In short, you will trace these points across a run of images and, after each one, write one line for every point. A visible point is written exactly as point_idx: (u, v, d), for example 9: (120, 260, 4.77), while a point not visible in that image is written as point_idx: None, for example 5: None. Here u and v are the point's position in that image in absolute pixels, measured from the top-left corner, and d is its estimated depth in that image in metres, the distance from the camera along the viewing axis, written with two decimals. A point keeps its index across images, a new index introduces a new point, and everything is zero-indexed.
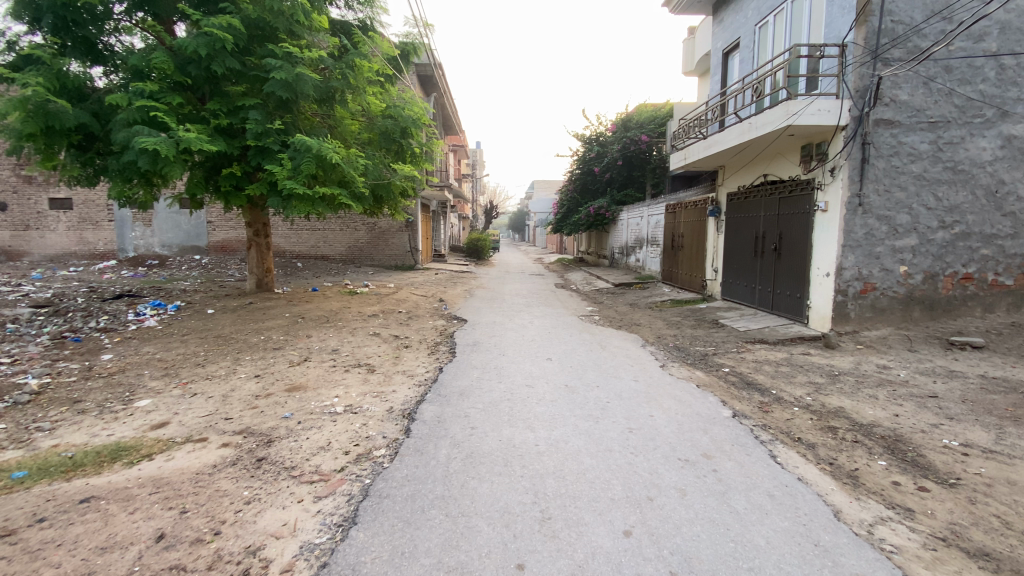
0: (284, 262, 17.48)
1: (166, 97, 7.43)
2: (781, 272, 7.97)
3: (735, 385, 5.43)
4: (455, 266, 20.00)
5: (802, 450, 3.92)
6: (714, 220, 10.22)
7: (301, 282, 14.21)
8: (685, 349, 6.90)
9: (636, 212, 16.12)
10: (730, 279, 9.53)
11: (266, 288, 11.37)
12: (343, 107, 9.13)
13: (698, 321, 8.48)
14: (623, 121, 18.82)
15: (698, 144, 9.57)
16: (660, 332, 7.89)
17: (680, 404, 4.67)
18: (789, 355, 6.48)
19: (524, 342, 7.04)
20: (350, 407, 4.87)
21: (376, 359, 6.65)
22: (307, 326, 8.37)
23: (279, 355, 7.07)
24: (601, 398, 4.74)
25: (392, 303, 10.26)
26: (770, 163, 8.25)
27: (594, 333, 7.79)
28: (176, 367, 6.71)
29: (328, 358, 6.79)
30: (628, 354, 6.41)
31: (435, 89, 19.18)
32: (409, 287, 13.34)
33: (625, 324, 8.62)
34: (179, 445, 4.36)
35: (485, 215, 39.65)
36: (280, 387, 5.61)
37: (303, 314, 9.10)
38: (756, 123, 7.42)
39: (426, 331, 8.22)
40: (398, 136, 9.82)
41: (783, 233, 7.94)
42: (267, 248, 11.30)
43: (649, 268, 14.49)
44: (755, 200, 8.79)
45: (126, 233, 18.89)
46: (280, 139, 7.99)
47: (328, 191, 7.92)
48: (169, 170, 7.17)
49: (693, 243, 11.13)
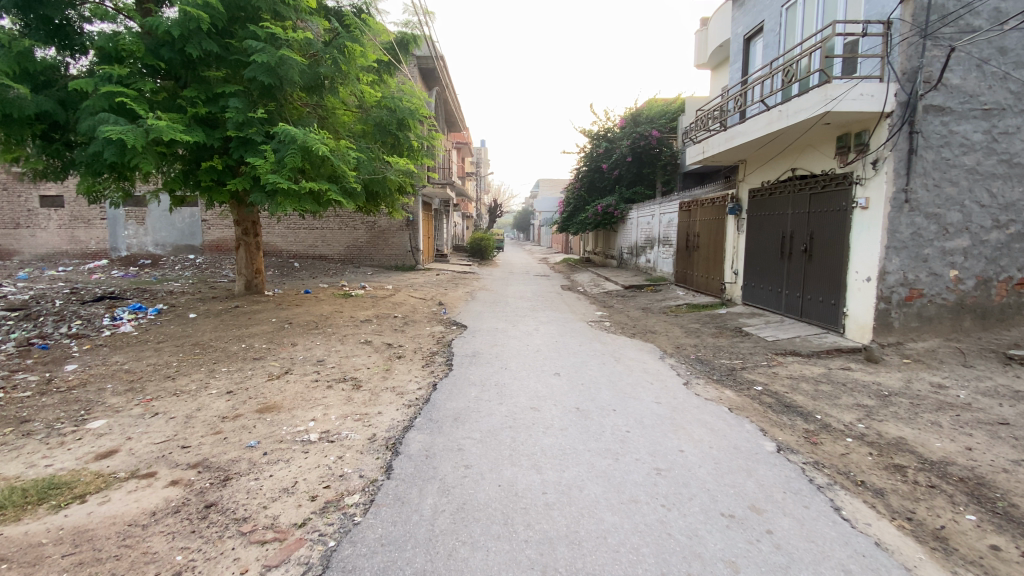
0: (280, 262, 16.84)
1: (137, 82, 6.77)
2: (813, 276, 7.24)
3: (773, 408, 4.70)
4: (458, 267, 19.30)
5: (869, 499, 3.20)
6: (734, 219, 9.48)
7: (295, 283, 13.53)
8: (709, 362, 6.17)
9: (647, 210, 15.38)
10: (753, 282, 8.80)
11: (256, 290, 10.70)
12: (334, 96, 8.42)
13: (719, 329, 7.75)
14: (633, 116, 18.08)
15: (717, 137, 8.84)
16: (679, 342, 7.16)
17: (714, 434, 3.95)
18: (828, 370, 5.74)
19: (529, 353, 6.32)
20: (327, 434, 4.18)
21: (364, 373, 5.95)
22: (293, 333, 7.69)
23: (258, 366, 6.39)
24: (620, 427, 4.02)
25: (388, 307, 9.57)
26: (800, 157, 7.51)
27: (606, 342, 7.08)
28: (142, 381, 6.03)
29: (311, 371, 6.09)
30: (647, 368, 5.69)
31: (437, 83, 18.49)
32: (408, 288, 12.66)
33: (640, 332, 7.89)
34: (120, 483, 3.67)
35: (489, 215, 38.92)
36: (251, 407, 4.91)
37: (290, 319, 8.43)
38: (788, 110, 6.67)
39: (423, 339, 7.52)
40: (395, 128, 9.10)
41: (814, 233, 7.22)
42: (256, 248, 10.65)
43: (661, 269, 13.75)
44: (781, 196, 8.05)
45: (118, 232, 18.31)
46: (262, 129, 7.30)
47: (315, 186, 7.21)
48: (139, 162, 6.51)
49: (710, 243, 10.39)
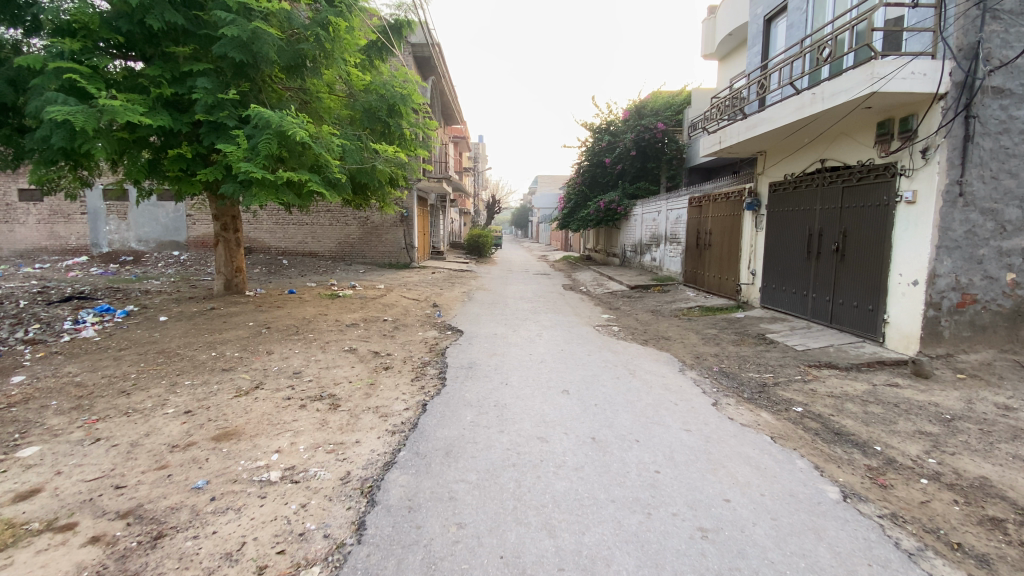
0: (268, 259, 16.07)
1: (92, 59, 6.03)
2: (847, 278, 6.54)
3: (822, 437, 4.00)
4: (455, 265, 18.55)
5: (977, 572, 2.48)
6: (752, 215, 8.76)
7: (281, 282, 12.78)
8: (736, 375, 5.46)
9: (653, 206, 14.65)
10: (774, 284, 8.11)
11: (236, 290, 9.94)
12: (317, 77, 7.67)
13: (740, 336, 7.04)
14: (637, 108, 17.36)
15: (735, 125, 8.13)
16: (698, 351, 6.44)
17: (761, 476, 3.24)
18: (874, 388, 5.04)
19: (533, 365, 5.60)
20: (292, 472, 3.46)
21: (345, 388, 5.21)
22: (269, 340, 6.94)
23: (227, 380, 5.64)
24: (647, 465, 3.30)
25: (378, 309, 8.83)
26: (831, 146, 6.81)
27: (617, 351, 6.36)
28: (92, 398, 5.27)
29: (284, 387, 5.34)
30: (668, 385, 4.97)
31: (434, 73, 17.73)
32: (400, 288, 11.92)
33: (653, 339, 7.17)
34: (29, 538, 2.92)
35: (487, 211, 38.14)
36: (208, 433, 4.18)
37: (269, 323, 7.68)
38: (824, 92, 5.95)
39: (414, 346, 6.78)
40: (384, 114, 8.37)
41: (848, 231, 6.52)
42: (237, 245, 9.89)
43: (667, 268, 13.04)
44: (808, 190, 7.34)
45: (99, 227, 17.48)
46: (235, 113, 6.56)
47: (295, 177, 6.48)
48: (91, 148, 5.77)
49: (724, 241, 9.68)
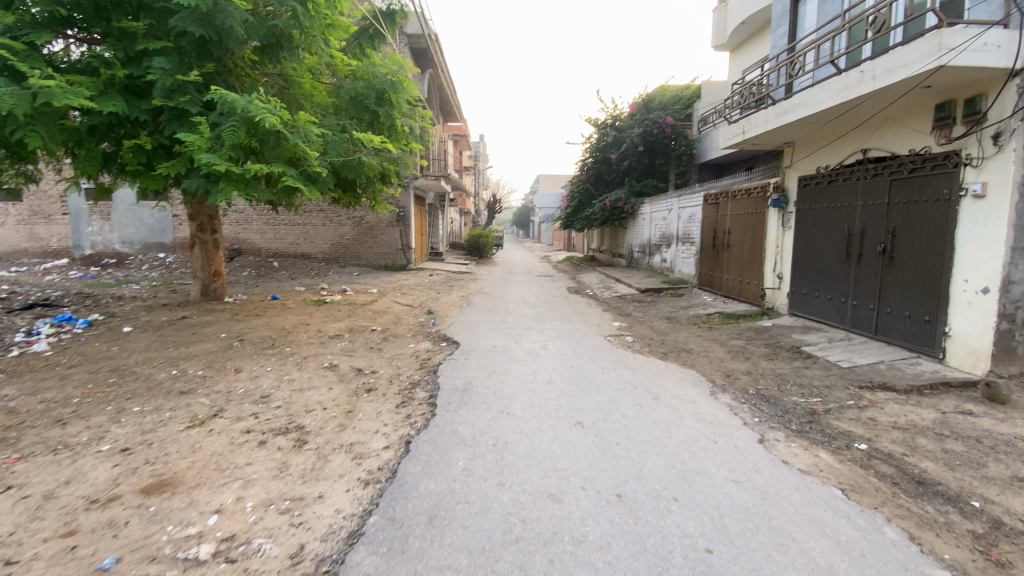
0: (258, 261, 15.30)
1: (29, 35, 5.30)
2: (896, 284, 5.73)
3: (902, 488, 3.20)
4: (453, 266, 17.73)
5: None
6: (778, 213, 7.93)
7: (268, 286, 11.98)
8: (777, 400, 4.66)
9: (662, 204, 13.84)
10: (805, 289, 7.29)
11: (214, 296, 9.15)
12: (295, 58, 6.88)
13: (772, 349, 6.22)
14: (645, 101, 16.59)
15: (761, 113, 7.32)
16: (727, 368, 5.62)
17: (847, 557, 2.44)
18: (944, 417, 4.23)
19: (539, 387, 4.80)
20: (228, 546, 2.66)
21: (316, 418, 4.40)
22: (239, 355, 6.13)
23: (182, 406, 4.83)
24: (693, 540, 2.50)
25: (366, 317, 8.03)
26: (876, 133, 6.00)
27: (633, 368, 5.54)
28: (20, 428, 4.48)
29: (247, 416, 4.53)
30: (701, 415, 4.16)
31: (432, 66, 16.94)
32: (394, 292, 11.12)
33: (673, 352, 6.36)
34: None
35: (488, 210, 37.35)
36: (139, 484, 3.38)
37: (243, 335, 6.89)
38: (876, 69, 5.14)
39: (403, 362, 5.98)
40: (372, 102, 7.57)
41: (897, 230, 5.71)
42: (214, 247, 9.11)
43: (679, 270, 12.22)
44: (846, 184, 6.53)
45: (82, 228, 16.72)
46: (198, 98, 5.79)
47: (267, 170, 5.71)
48: (26, 136, 5.03)
49: (745, 241, 8.85)
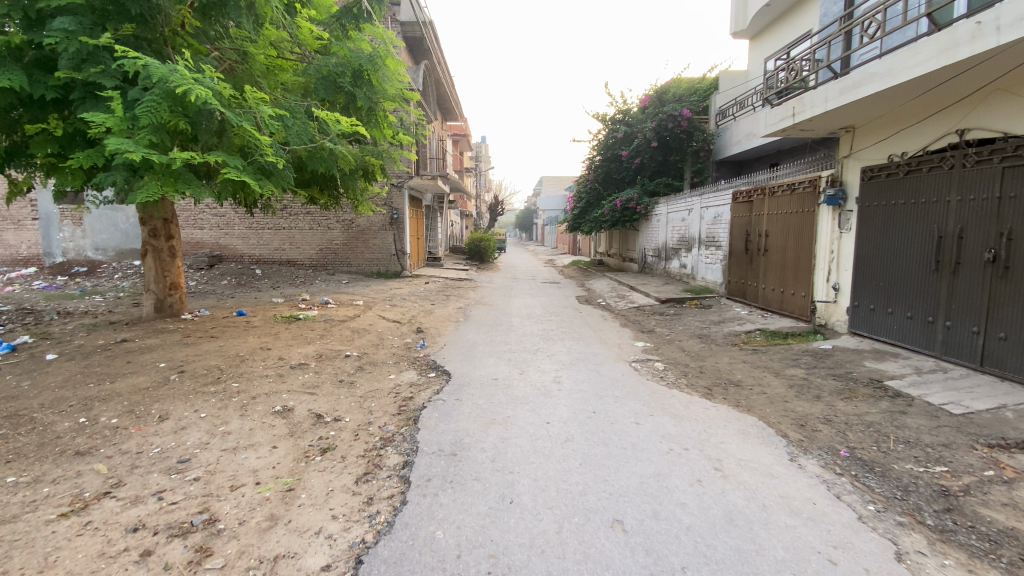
0: (239, 269, 14.06)
1: None
2: (1012, 302, 4.41)
3: None
4: (452, 273, 16.45)
5: None
6: (833, 212, 6.60)
7: (243, 298, 10.72)
8: (886, 472, 3.33)
9: (681, 204, 12.54)
10: (872, 304, 5.98)
11: (170, 312, 7.85)
12: (248, 25, 5.60)
13: (846, 384, 4.90)
14: (658, 93, 15.32)
15: (817, 91, 6.00)
16: (796, 413, 4.31)
17: None
18: None
19: (554, 450, 3.47)
20: None
21: (241, 502, 3.11)
22: (171, 395, 4.85)
23: (67, 479, 3.53)
24: None
25: (343, 338, 6.75)
26: (981, 108, 4.69)
27: (674, 412, 4.22)
28: None
29: (148, 497, 3.25)
30: (795, 507, 2.82)
31: (427, 57, 15.69)
32: (382, 305, 9.81)
33: (719, 386, 5.04)
34: None
35: (489, 213, 36.07)
36: None
37: (185, 365, 5.59)
38: (1000, 18, 3.87)
39: (377, 403, 4.69)
40: (345, 80, 6.28)
41: (1012, 233, 4.41)
42: (171, 255, 7.84)
43: (702, 277, 10.88)
44: (933, 174, 5.22)
45: (52, 234, 15.50)
46: (115, 70, 4.57)
47: (201, 159, 4.49)
48: None
49: (790, 245, 7.51)
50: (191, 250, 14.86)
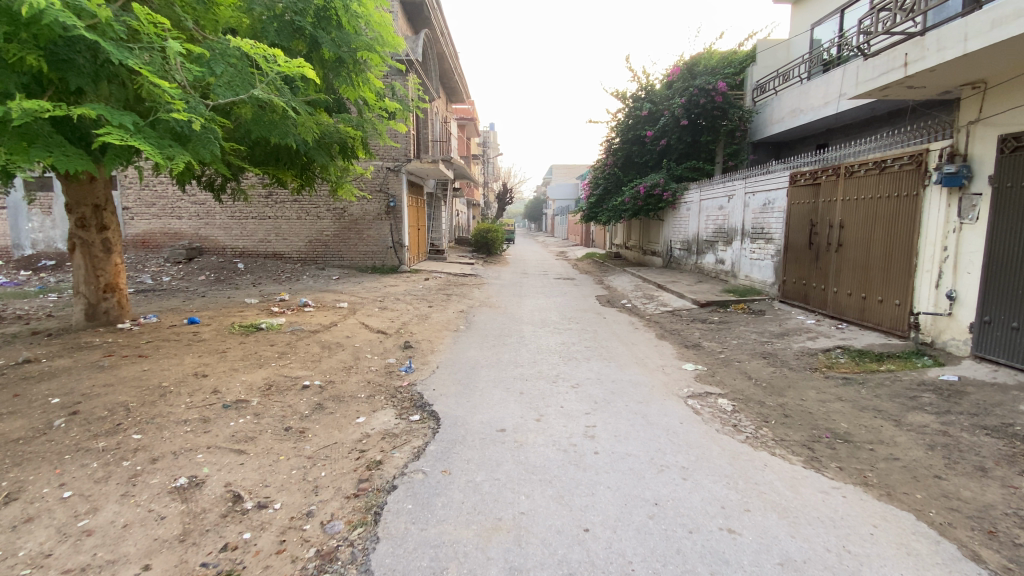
0: (219, 262, 12.63)
1: None
2: None
3: None
4: (455, 267, 14.99)
5: None
6: (949, 197, 5.01)
7: (213, 298, 9.28)
8: None
9: (717, 190, 10.94)
10: (1014, 320, 4.39)
11: (104, 320, 6.41)
12: None
13: (1011, 446, 3.36)
14: (688, 66, 13.57)
15: (946, 28, 4.37)
16: (969, 505, 2.77)
17: None
18: None
19: None
20: None
21: None
22: (42, 454, 3.38)
23: None
24: None
25: (308, 358, 5.26)
26: None
27: (780, 504, 2.71)
28: None
29: None
30: None
31: (427, 26, 14.07)
32: (368, 308, 8.31)
33: (825, 445, 3.50)
34: None
35: (498, 201, 34.48)
36: None
37: (83, 401, 4.12)
38: None
39: (330, 471, 3.20)
40: (302, 20, 4.83)
41: None
42: (105, 250, 6.37)
43: (746, 275, 9.32)
44: None
45: (20, 225, 14.07)
46: None
47: (60, 110, 3.07)
48: None
49: (878, 239, 5.92)
50: (168, 241, 13.44)
